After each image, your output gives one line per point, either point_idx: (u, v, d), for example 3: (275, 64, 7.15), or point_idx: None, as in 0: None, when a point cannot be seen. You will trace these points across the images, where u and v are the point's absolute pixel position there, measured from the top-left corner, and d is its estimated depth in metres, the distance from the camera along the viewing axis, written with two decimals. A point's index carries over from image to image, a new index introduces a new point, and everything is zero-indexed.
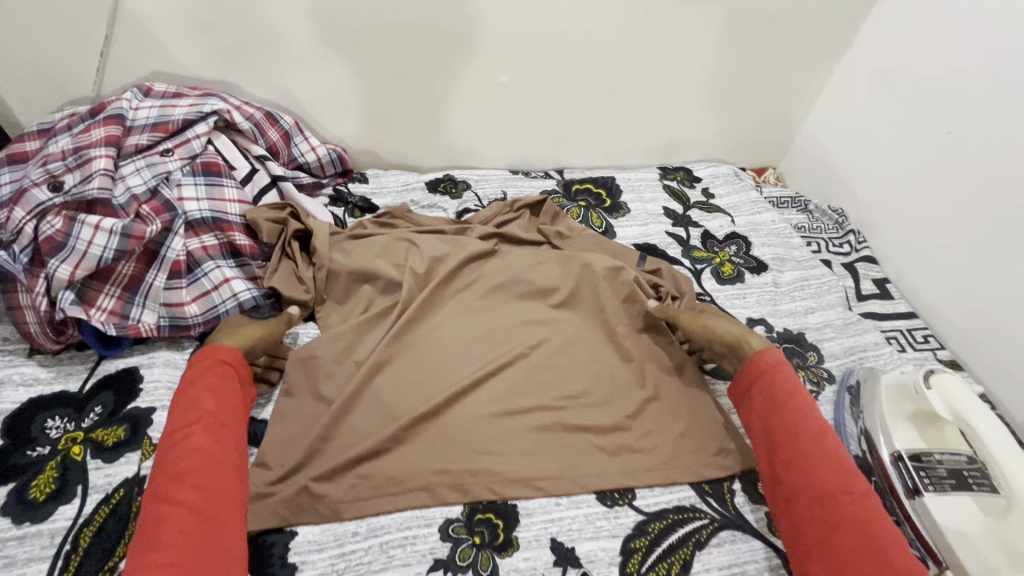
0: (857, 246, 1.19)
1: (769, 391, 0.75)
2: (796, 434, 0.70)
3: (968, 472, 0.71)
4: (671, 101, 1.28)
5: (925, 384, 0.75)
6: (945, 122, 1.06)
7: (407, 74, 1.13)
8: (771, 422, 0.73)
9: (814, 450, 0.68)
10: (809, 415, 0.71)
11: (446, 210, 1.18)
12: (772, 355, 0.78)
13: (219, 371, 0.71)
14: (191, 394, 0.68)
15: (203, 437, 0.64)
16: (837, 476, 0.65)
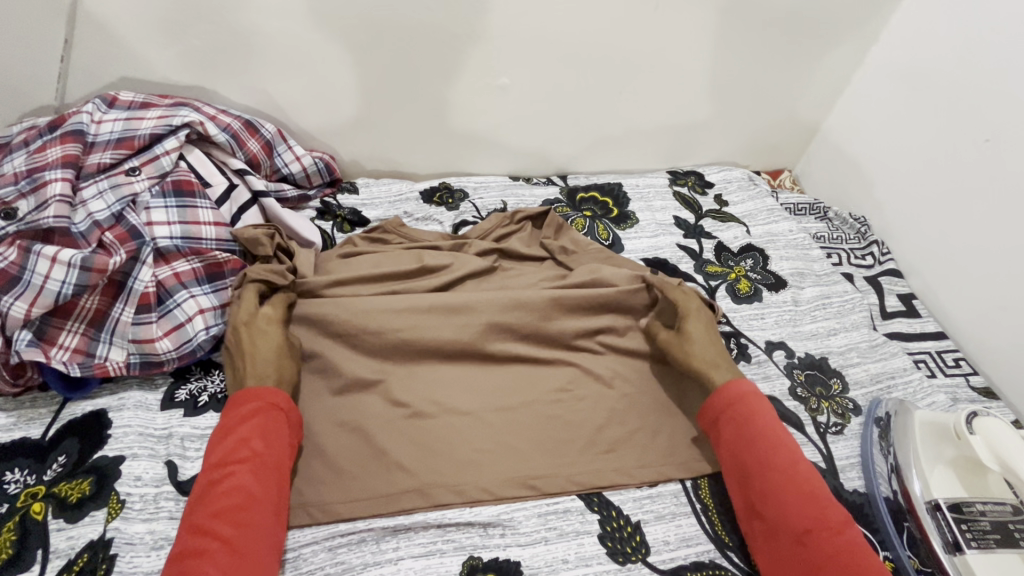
0: (881, 257, 1.12)
1: (736, 423, 0.70)
2: (771, 468, 0.65)
3: (1014, 526, 0.66)
4: (682, 102, 1.20)
5: (969, 429, 0.69)
6: (983, 127, 0.97)
7: (398, 76, 1.04)
8: (743, 452, 0.68)
9: (786, 484, 0.64)
10: (780, 445, 0.67)
11: (442, 222, 1.10)
12: (741, 385, 0.73)
13: (274, 409, 0.66)
14: (242, 431, 0.63)
15: (246, 479, 0.60)
16: (814, 511, 0.62)
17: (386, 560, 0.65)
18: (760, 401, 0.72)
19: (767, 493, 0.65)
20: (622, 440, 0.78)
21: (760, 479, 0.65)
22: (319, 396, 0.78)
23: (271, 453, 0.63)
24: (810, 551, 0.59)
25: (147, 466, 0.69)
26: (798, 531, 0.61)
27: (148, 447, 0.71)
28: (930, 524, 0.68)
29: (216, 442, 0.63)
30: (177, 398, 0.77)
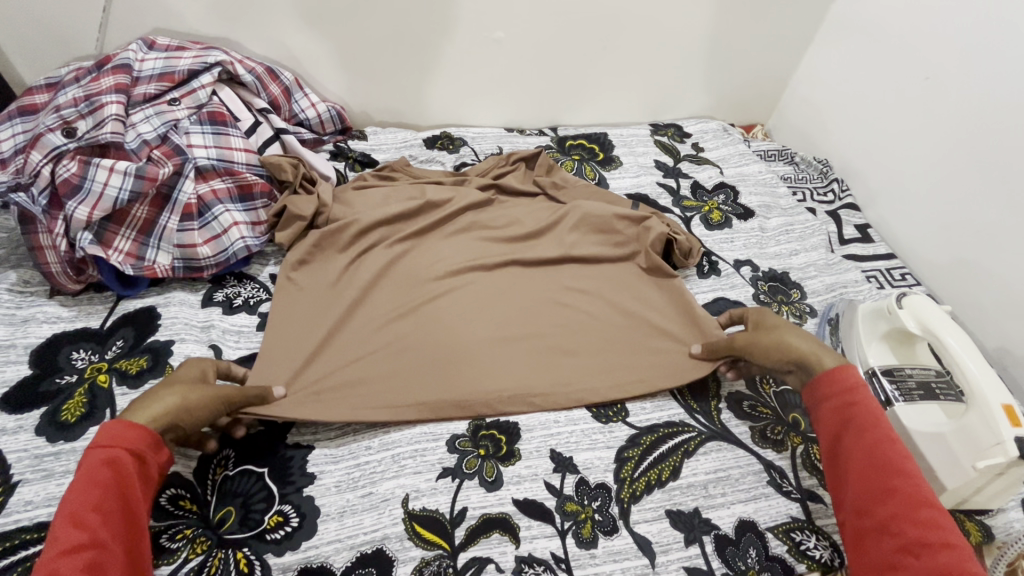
0: (841, 194, 1.24)
1: (851, 412, 0.66)
2: (884, 467, 0.61)
3: (935, 383, 0.79)
4: (661, 58, 1.31)
5: (898, 304, 0.81)
6: (923, 68, 1.09)
7: (403, 30, 1.15)
8: (853, 443, 0.64)
9: (903, 487, 0.59)
10: (892, 445, 0.62)
11: (444, 164, 1.22)
12: (850, 374, 0.69)
13: (106, 457, 0.56)
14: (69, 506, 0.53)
15: (70, 542, 0.50)
16: (930, 520, 0.56)
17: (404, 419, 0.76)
18: (870, 398, 0.67)
19: (878, 493, 0.60)
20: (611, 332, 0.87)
21: (870, 477, 0.61)
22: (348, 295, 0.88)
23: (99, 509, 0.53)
24: (923, 561, 0.54)
25: (195, 348, 0.80)
26: (910, 538, 0.55)
27: (193, 334, 0.82)
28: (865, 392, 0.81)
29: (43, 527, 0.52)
30: (215, 298, 0.88)
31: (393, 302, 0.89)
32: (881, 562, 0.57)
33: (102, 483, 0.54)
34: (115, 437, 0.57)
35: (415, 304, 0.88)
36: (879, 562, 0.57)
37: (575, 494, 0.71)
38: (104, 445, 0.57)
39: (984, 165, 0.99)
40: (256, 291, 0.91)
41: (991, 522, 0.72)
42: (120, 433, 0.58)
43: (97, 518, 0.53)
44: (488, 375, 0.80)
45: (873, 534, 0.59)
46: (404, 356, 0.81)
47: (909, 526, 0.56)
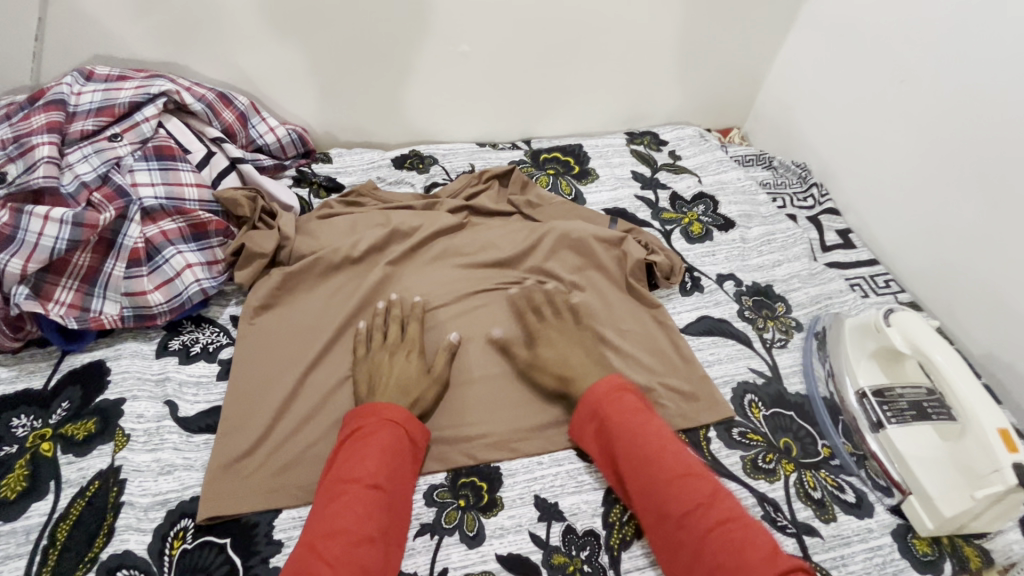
0: (821, 198, 1.22)
1: (608, 417, 0.69)
2: (643, 460, 0.65)
3: (927, 402, 0.77)
4: (634, 65, 1.28)
5: (885, 322, 0.78)
6: (899, 69, 1.07)
7: (363, 47, 1.09)
8: (615, 441, 0.68)
9: (657, 469, 0.64)
10: (640, 435, 0.66)
11: (414, 185, 1.17)
12: (607, 382, 0.72)
13: (388, 427, 0.67)
14: (369, 448, 0.64)
15: (361, 475, 0.61)
16: (682, 496, 0.61)
17: None
18: (629, 398, 0.71)
19: (648, 485, 0.64)
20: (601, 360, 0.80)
21: (637, 471, 0.65)
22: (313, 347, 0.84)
23: (388, 474, 0.63)
24: (691, 531, 0.59)
25: (148, 405, 0.75)
26: (677, 514, 0.60)
27: (146, 390, 0.76)
28: (858, 412, 0.79)
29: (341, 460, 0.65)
30: (170, 347, 0.82)
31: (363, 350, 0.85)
32: (667, 545, 0.61)
33: (384, 449, 0.64)
34: (384, 408, 0.68)
35: None
36: (666, 544, 0.61)
37: (562, 544, 0.67)
38: (389, 415, 0.68)
39: (964, 169, 0.97)
40: (216, 336, 0.85)
41: (989, 546, 0.70)
42: (400, 415, 0.68)
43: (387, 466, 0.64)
44: (465, 423, 0.76)
45: (657, 522, 0.62)
46: None
47: (674, 505, 0.61)
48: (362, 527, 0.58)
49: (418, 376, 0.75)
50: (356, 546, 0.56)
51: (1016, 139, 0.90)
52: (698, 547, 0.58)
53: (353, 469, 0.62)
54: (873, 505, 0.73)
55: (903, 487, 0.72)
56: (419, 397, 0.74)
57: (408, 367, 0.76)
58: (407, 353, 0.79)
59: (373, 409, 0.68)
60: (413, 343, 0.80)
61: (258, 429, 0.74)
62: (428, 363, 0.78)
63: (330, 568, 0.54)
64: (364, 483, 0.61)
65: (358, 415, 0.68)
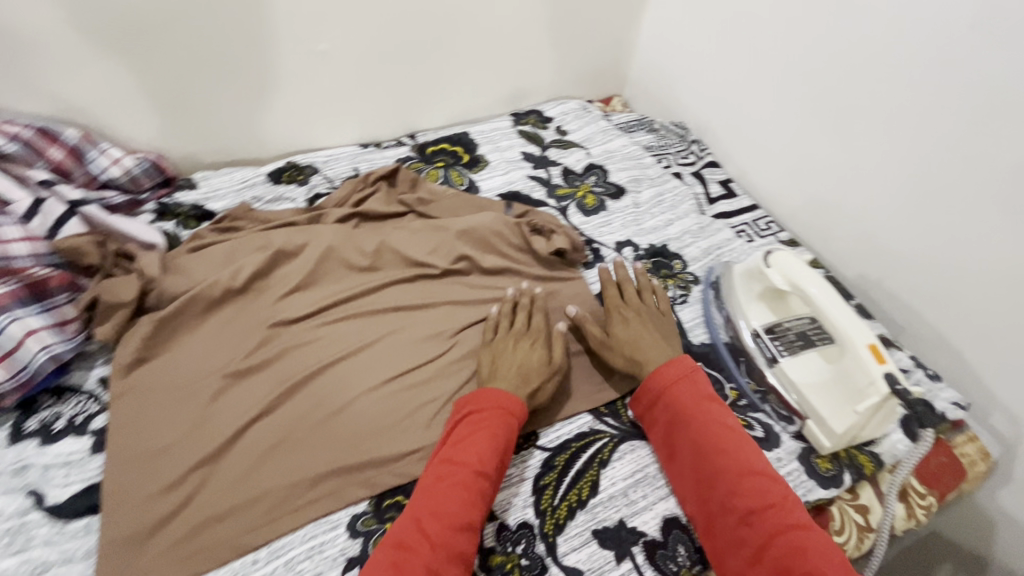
0: (700, 154, 1.28)
1: (672, 406, 0.71)
2: (717, 452, 0.66)
3: (812, 330, 0.81)
4: (507, 44, 1.26)
5: (766, 264, 0.83)
6: (748, 22, 1.14)
7: (209, 57, 1.00)
8: (679, 435, 0.69)
9: (724, 462, 0.65)
10: (713, 427, 0.68)
11: (296, 199, 1.09)
12: (677, 367, 0.74)
13: (504, 416, 0.69)
14: (479, 434, 0.67)
15: (472, 459, 0.64)
16: (756, 489, 0.63)
17: (297, 510, 0.68)
18: (698, 385, 0.72)
19: (709, 477, 0.65)
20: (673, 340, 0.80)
21: (700, 465, 0.66)
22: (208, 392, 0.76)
23: (495, 462, 0.66)
24: (756, 529, 0.60)
25: (7, 501, 0.66)
26: (743, 511, 0.62)
27: (3, 484, 0.67)
28: (755, 352, 0.84)
29: (451, 440, 0.68)
30: (27, 430, 0.72)
31: (269, 384, 0.78)
32: (727, 541, 0.62)
33: (497, 438, 0.67)
34: (495, 398, 0.70)
35: (293, 381, 0.78)
36: (727, 541, 0.62)
37: (497, 543, 0.66)
38: (502, 403, 0.70)
39: (816, 110, 1.06)
40: (83, 405, 0.76)
41: (880, 450, 0.77)
42: (510, 404, 0.70)
43: (494, 453, 0.66)
44: (383, 440, 0.74)
45: (716, 517, 0.64)
46: (295, 451, 0.72)
47: (740, 501, 0.62)
48: (467, 514, 0.61)
49: (539, 365, 0.77)
50: (459, 532, 0.60)
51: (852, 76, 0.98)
52: (763, 546, 0.59)
53: (465, 454, 0.65)
54: (780, 436, 0.78)
55: (802, 414, 0.78)
56: (538, 385, 0.75)
57: (531, 353, 0.78)
58: (531, 342, 0.80)
59: (487, 394, 0.71)
60: (538, 331, 0.81)
61: (152, 501, 0.67)
62: (549, 352, 0.79)
63: (432, 549, 0.58)
64: (474, 470, 0.64)
65: (474, 398, 0.71)
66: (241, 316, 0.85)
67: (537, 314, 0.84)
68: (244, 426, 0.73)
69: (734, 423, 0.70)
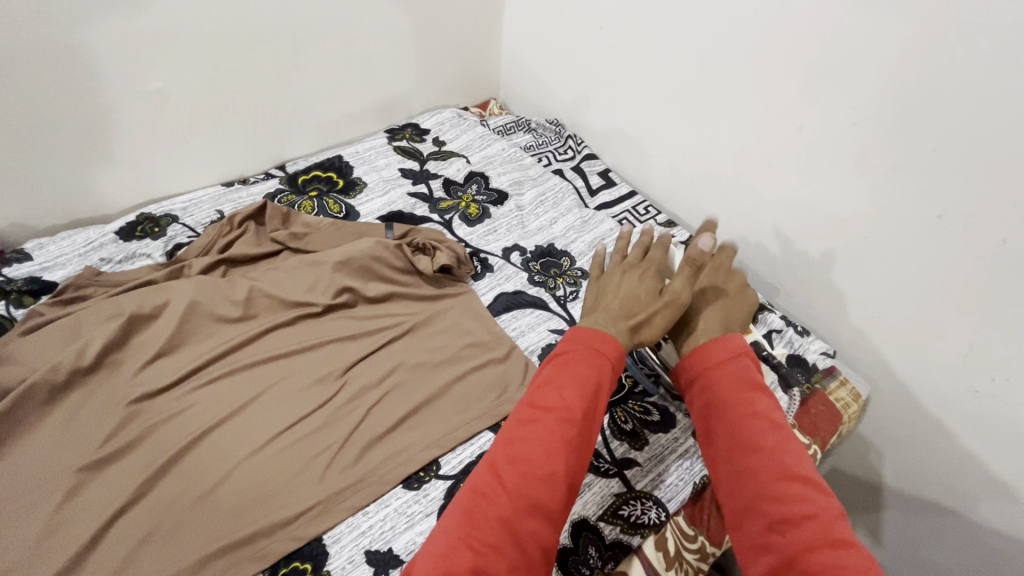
0: (578, 147, 1.30)
1: (710, 388, 0.61)
2: (755, 444, 0.55)
3: None
4: (366, 60, 1.22)
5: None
6: (598, 17, 1.16)
7: (14, 113, 0.88)
8: (713, 419, 0.59)
9: (762, 459, 0.54)
10: (756, 418, 0.57)
11: (152, 254, 0.99)
12: (724, 346, 0.63)
13: (596, 358, 0.59)
14: (563, 376, 0.57)
15: (554, 403, 0.55)
16: (794, 493, 0.51)
17: None
18: (743, 368, 0.61)
19: (742, 471, 0.55)
20: (745, 294, 0.76)
21: (732, 457, 0.56)
22: (60, 493, 0.68)
23: (586, 407, 0.56)
24: (787, 540, 0.49)
25: None
26: (773, 516, 0.50)
27: None
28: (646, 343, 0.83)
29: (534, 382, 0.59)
30: None
31: (135, 468, 0.71)
32: (752, 547, 0.51)
33: (585, 381, 0.57)
34: (596, 340, 0.60)
35: (163, 461, 0.71)
36: (751, 546, 0.51)
37: None
38: (597, 345, 0.60)
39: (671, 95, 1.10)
40: None
41: None
42: (606, 344, 0.60)
43: (583, 398, 0.56)
44: (274, 504, 0.69)
45: (744, 517, 0.53)
46: (172, 538, 0.66)
47: (771, 503, 0.51)
48: (549, 463, 0.52)
49: (643, 296, 0.69)
50: (541, 484, 0.51)
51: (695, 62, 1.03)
52: (791, 559, 0.48)
53: (548, 399, 0.56)
54: (674, 415, 0.81)
55: None
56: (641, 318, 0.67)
57: (639, 285, 0.71)
58: (640, 274, 0.73)
59: (577, 335, 0.62)
60: (651, 263, 0.75)
61: None
62: (650, 283, 0.72)
63: (510, 500, 0.50)
64: (557, 416, 0.54)
65: (565, 339, 0.62)
66: (95, 398, 0.77)
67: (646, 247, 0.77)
68: (107, 524, 0.66)
69: (783, 415, 0.59)
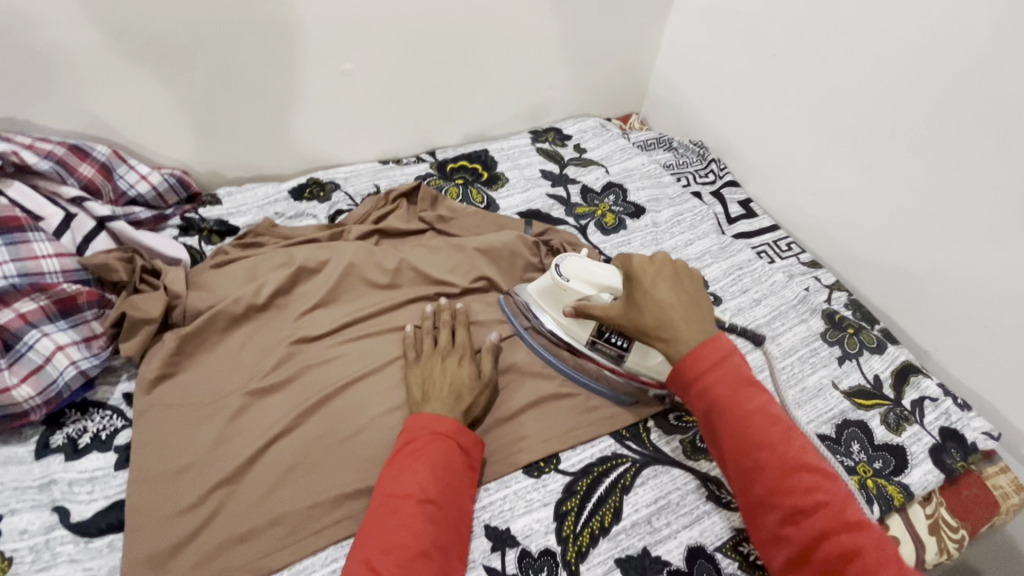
0: (720, 172, 1.28)
1: (710, 392, 0.63)
2: (759, 444, 0.60)
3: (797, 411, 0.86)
4: (526, 64, 1.27)
5: (562, 276, 0.80)
6: (769, 44, 1.14)
7: (239, 77, 1.02)
8: (717, 422, 0.62)
9: (769, 456, 0.59)
10: (756, 416, 0.61)
11: (318, 216, 1.10)
12: (715, 348, 0.65)
13: (438, 440, 0.67)
14: (418, 466, 0.64)
15: (424, 488, 0.63)
16: (800, 484, 0.57)
17: (320, 530, 0.69)
18: (738, 368, 0.64)
19: (752, 470, 0.60)
20: (693, 299, 0.70)
21: (741, 459, 0.61)
22: (232, 411, 0.77)
23: (439, 488, 0.64)
24: (803, 529, 0.56)
25: (32, 517, 0.66)
26: (788, 509, 0.57)
27: (28, 499, 0.68)
28: (596, 352, 0.82)
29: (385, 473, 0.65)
30: (53, 444, 0.73)
31: (291, 402, 0.79)
32: (772, 535, 0.59)
33: (439, 463, 0.65)
34: (436, 424, 0.68)
35: (316, 401, 0.78)
36: (770, 535, 0.59)
37: (519, 571, 0.66)
38: (435, 432, 0.68)
39: (836, 133, 1.06)
40: (108, 421, 0.76)
41: (908, 480, 0.76)
42: (453, 429, 0.69)
43: (436, 491, 0.63)
44: None
45: (759, 510, 0.60)
46: (318, 472, 0.73)
47: (786, 497, 0.57)
48: (416, 542, 0.59)
49: (469, 381, 0.75)
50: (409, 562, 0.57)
51: (874, 101, 0.98)
52: (807, 547, 0.56)
53: (400, 493, 0.62)
54: None
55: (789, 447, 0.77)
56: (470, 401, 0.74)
57: (458, 371, 0.76)
58: (458, 358, 0.78)
59: (420, 421, 0.68)
60: (464, 347, 0.80)
61: (178, 521, 0.67)
62: (479, 368, 0.78)
63: None
64: (415, 500, 0.62)
65: (411, 426, 0.69)
66: (264, 333, 0.86)
67: (461, 329, 0.83)
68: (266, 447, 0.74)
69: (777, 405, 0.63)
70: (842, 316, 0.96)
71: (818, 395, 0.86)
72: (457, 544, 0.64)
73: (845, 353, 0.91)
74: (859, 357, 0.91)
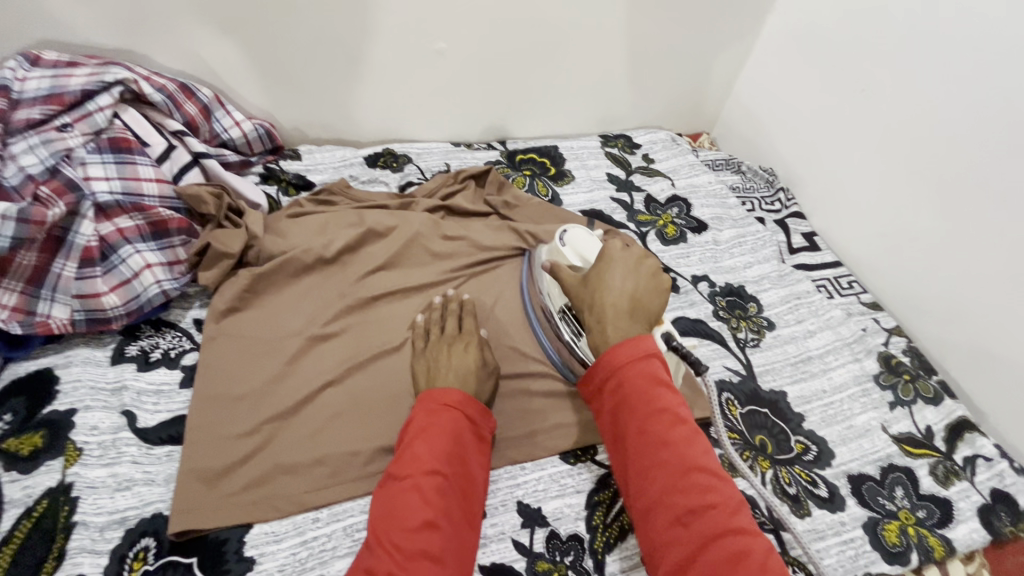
0: (786, 203, 1.27)
1: (621, 393, 0.59)
2: (659, 446, 0.56)
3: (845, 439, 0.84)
4: (608, 68, 1.29)
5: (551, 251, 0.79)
6: (859, 80, 1.12)
7: (336, 40, 1.06)
8: (624, 423, 0.59)
9: (669, 457, 0.55)
10: (661, 415, 0.57)
11: (388, 184, 1.14)
12: (637, 346, 0.61)
13: (444, 412, 0.66)
14: (419, 442, 0.64)
15: (428, 463, 0.62)
16: (691, 485, 0.54)
17: (362, 477, 0.71)
18: (656, 371, 0.60)
19: (648, 469, 0.56)
20: (645, 290, 0.66)
21: (644, 458, 0.57)
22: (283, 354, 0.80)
23: (447, 459, 0.63)
24: (693, 531, 0.52)
25: (102, 416, 0.70)
26: (681, 508, 0.53)
27: (100, 400, 0.72)
28: (569, 332, 0.78)
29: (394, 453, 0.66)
30: (127, 354, 0.78)
31: (343, 353, 0.81)
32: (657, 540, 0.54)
33: (444, 435, 0.64)
34: (442, 396, 0.68)
35: (369, 356, 0.81)
36: (654, 541, 0.54)
37: (546, 550, 0.67)
38: (444, 402, 0.67)
39: (917, 178, 1.03)
40: (178, 341, 0.81)
41: (951, 535, 0.74)
42: (460, 399, 0.68)
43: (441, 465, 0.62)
44: None
45: (649, 513, 0.55)
46: (363, 422, 0.75)
47: (681, 495, 0.54)
48: (423, 513, 0.58)
49: (477, 369, 0.74)
50: (416, 533, 0.57)
51: (968, 146, 0.95)
52: (694, 550, 0.51)
53: (407, 465, 0.62)
54: (845, 499, 0.76)
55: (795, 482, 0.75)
56: (479, 388, 0.73)
57: (463, 356, 0.75)
58: (465, 344, 0.77)
59: (430, 397, 0.68)
60: (471, 334, 0.79)
61: (228, 447, 0.70)
62: (484, 356, 0.77)
63: (391, 553, 0.55)
64: (421, 472, 0.61)
65: (418, 402, 0.68)
66: (328, 286, 0.89)
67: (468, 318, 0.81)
68: (317, 391, 0.77)
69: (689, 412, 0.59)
70: (898, 361, 0.94)
71: (865, 434, 0.85)
72: (468, 512, 0.64)
73: (897, 398, 0.89)
74: (912, 405, 0.88)
